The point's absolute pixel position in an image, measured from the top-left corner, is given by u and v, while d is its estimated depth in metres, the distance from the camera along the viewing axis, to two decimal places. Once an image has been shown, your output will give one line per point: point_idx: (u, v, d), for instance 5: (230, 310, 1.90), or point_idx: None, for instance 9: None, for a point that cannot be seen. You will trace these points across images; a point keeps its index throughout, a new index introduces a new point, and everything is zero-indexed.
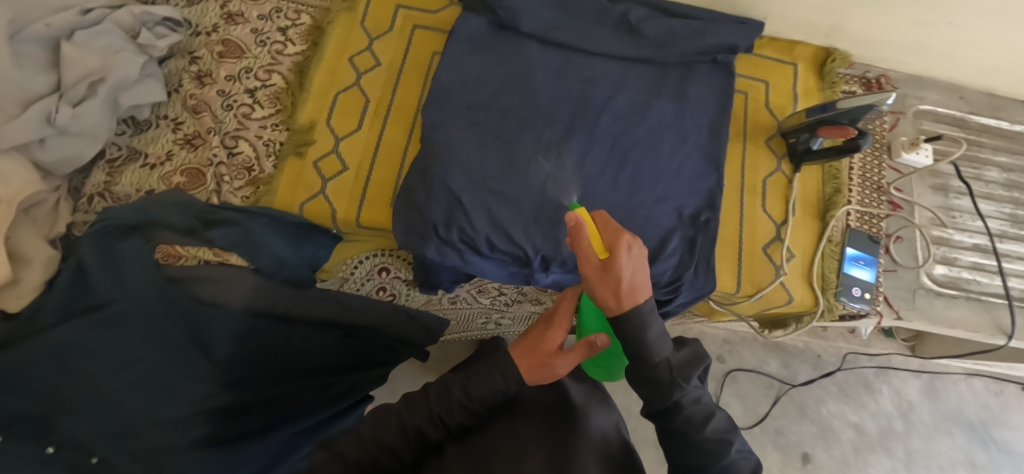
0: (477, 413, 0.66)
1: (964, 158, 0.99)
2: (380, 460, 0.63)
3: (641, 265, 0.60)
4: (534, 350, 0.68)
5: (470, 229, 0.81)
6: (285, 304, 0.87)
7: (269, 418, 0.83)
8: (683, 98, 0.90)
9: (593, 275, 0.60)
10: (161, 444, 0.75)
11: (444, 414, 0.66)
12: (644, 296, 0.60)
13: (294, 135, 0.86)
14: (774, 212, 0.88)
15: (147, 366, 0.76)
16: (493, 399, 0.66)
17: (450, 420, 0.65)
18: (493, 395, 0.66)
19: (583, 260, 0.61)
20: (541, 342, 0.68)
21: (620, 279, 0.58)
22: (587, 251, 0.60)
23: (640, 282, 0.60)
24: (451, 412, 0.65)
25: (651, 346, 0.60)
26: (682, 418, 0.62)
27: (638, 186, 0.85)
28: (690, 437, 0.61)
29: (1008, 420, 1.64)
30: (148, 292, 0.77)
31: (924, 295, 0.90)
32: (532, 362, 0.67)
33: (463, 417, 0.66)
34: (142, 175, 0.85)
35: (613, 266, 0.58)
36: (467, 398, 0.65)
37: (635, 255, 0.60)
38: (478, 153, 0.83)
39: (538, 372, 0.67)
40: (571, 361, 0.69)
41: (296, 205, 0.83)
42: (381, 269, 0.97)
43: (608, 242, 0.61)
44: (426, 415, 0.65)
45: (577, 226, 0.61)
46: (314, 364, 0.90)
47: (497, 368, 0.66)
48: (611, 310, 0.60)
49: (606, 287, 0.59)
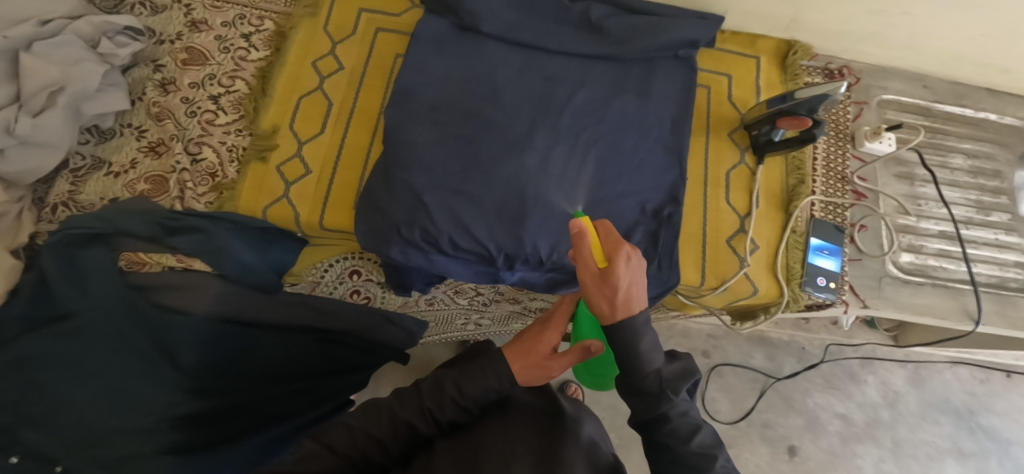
0: (468, 410, 0.67)
1: (929, 146, 0.99)
2: (368, 451, 0.64)
3: (638, 276, 0.62)
4: (530, 353, 0.74)
5: (433, 229, 0.81)
6: (253, 310, 0.86)
7: (240, 424, 0.84)
8: (646, 94, 0.90)
9: (591, 281, 0.62)
10: (127, 452, 0.75)
11: (436, 410, 0.67)
12: (638, 307, 0.61)
13: (257, 140, 0.86)
14: (738, 204, 0.88)
15: (111, 374, 0.76)
16: (485, 397, 0.68)
17: (441, 416, 0.67)
18: (485, 393, 0.68)
19: (582, 267, 0.63)
20: (538, 345, 0.75)
21: (616, 288, 0.60)
22: (587, 258, 0.62)
23: (635, 293, 0.61)
24: (442, 408, 0.67)
25: (641, 356, 0.61)
26: (668, 430, 0.62)
27: (602, 183, 0.85)
28: (675, 450, 0.62)
29: (993, 406, 1.64)
30: (112, 299, 0.78)
31: (890, 282, 0.90)
32: (528, 363, 0.73)
33: (453, 413, 0.67)
34: (106, 183, 0.85)
35: (610, 276, 0.60)
36: (459, 394, 0.67)
37: (633, 266, 0.61)
38: (441, 154, 0.84)
39: (532, 373, 0.73)
40: (563, 364, 0.76)
41: (259, 209, 0.83)
42: (353, 272, 0.99)
43: (608, 251, 0.63)
44: (417, 411, 0.67)
45: (579, 233, 0.63)
46: (287, 370, 0.90)
47: (489, 366, 0.69)
48: (606, 319, 0.62)
49: (601, 295, 0.61)
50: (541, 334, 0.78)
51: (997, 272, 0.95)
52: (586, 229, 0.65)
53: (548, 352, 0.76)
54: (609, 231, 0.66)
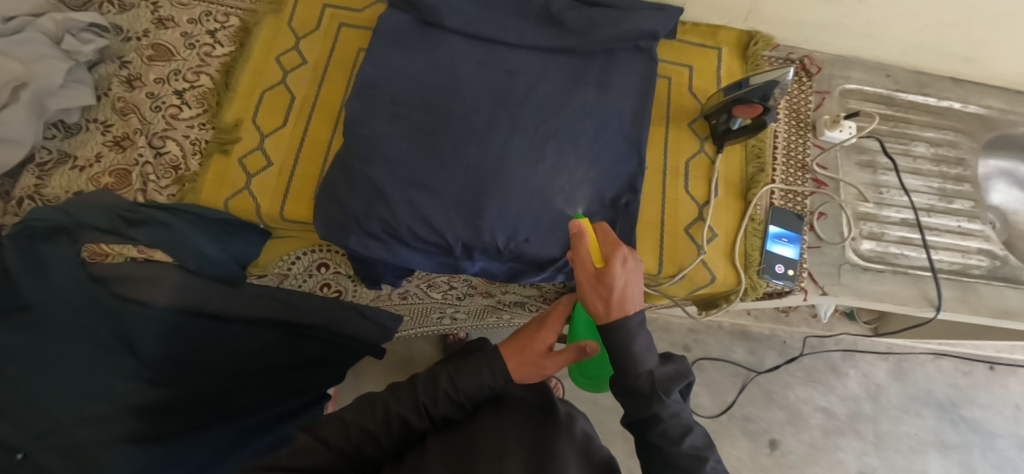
0: (463, 406, 0.68)
1: (892, 134, 1.00)
2: (363, 446, 0.65)
3: (633, 278, 0.66)
4: (525, 350, 0.73)
5: (391, 219, 0.82)
6: (217, 302, 0.89)
7: (206, 414, 0.87)
8: (605, 86, 0.89)
9: (588, 282, 0.67)
10: (87, 440, 0.75)
11: (429, 405, 0.67)
12: (633, 309, 0.65)
13: (218, 133, 0.87)
14: (696, 193, 0.89)
15: (72, 363, 0.77)
16: (479, 393, 0.68)
17: (435, 411, 0.67)
18: (479, 389, 0.68)
19: (580, 268, 0.68)
20: (533, 343, 0.74)
21: (611, 287, 0.65)
22: (585, 259, 0.68)
23: (629, 293, 0.65)
24: (436, 403, 0.67)
25: (634, 357, 0.65)
26: (659, 431, 0.64)
27: (562, 173, 0.84)
28: (665, 451, 0.64)
29: (976, 399, 1.64)
30: (73, 290, 0.79)
31: (849, 269, 0.90)
32: (522, 360, 0.72)
33: (448, 409, 0.67)
34: (71, 177, 0.87)
35: (606, 274, 0.65)
36: (453, 389, 0.67)
37: (628, 268, 0.66)
38: (401, 147, 0.84)
39: (527, 371, 0.72)
40: (558, 363, 0.74)
41: (220, 201, 0.85)
42: (320, 265, 0.97)
43: (606, 255, 0.69)
44: (411, 405, 0.67)
45: (578, 235, 0.69)
46: (254, 362, 0.94)
47: (485, 363, 0.69)
48: (601, 318, 0.66)
49: (596, 295, 0.66)
50: (537, 332, 0.77)
51: (959, 259, 0.95)
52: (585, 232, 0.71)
53: (543, 351, 0.74)
54: (608, 236, 0.72)
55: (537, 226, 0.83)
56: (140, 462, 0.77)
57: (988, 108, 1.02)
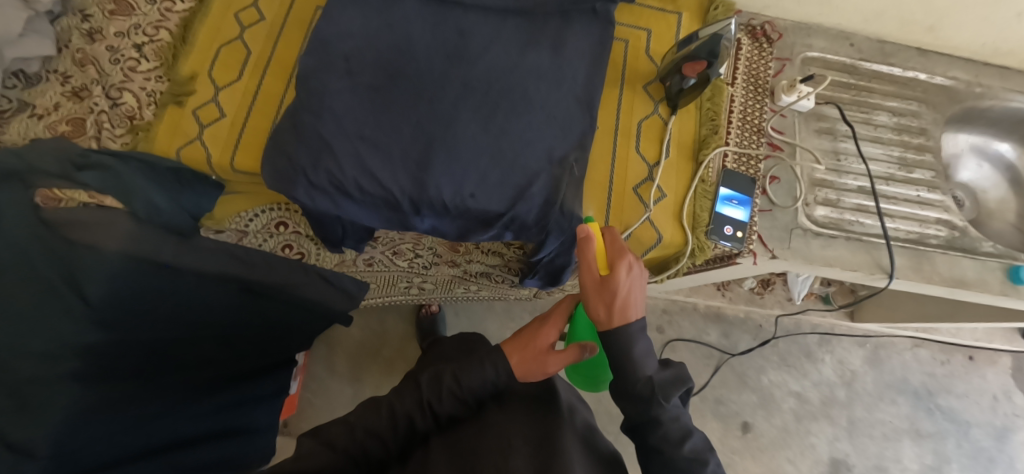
0: (465, 404, 0.74)
1: (853, 103, 0.98)
2: (368, 446, 0.71)
3: (637, 284, 0.71)
4: (527, 346, 0.77)
5: (336, 172, 0.81)
6: (170, 252, 0.91)
7: (158, 363, 0.92)
8: (560, 47, 0.87)
9: (593, 286, 0.71)
10: (29, 375, 0.80)
11: (434, 402, 0.73)
12: (634, 316, 0.70)
13: (173, 85, 0.88)
14: (647, 154, 0.89)
15: (19, 304, 0.82)
16: (482, 388, 0.74)
17: (439, 408, 0.73)
18: (482, 384, 0.73)
19: (585, 272, 0.72)
20: (536, 340, 0.77)
21: (615, 293, 0.69)
22: (591, 264, 0.72)
23: (631, 300, 0.70)
24: (440, 400, 0.73)
25: (634, 360, 0.69)
26: (659, 435, 0.68)
27: (512, 136, 0.83)
28: (667, 454, 0.67)
29: (953, 388, 1.62)
30: (22, 233, 0.83)
31: (800, 234, 0.88)
32: (524, 356, 0.75)
33: (451, 407, 0.73)
34: (29, 124, 0.89)
35: (611, 282, 0.69)
36: (456, 385, 0.73)
37: (632, 274, 0.70)
38: (351, 102, 0.83)
39: (528, 367, 0.75)
40: (560, 361, 0.76)
41: (173, 151, 0.85)
42: (279, 223, 0.99)
43: (611, 260, 0.73)
44: (415, 405, 0.73)
45: (586, 240, 0.72)
46: (212, 317, 0.98)
47: (487, 360, 0.74)
48: (603, 323, 0.70)
49: (600, 300, 0.70)
50: (539, 329, 0.81)
51: (916, 228, 0.93)
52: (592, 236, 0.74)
53: (545, 347, 0.77)
54: (614, 240, 0.75)
55: (482, 182, 0.82)
56: (86, 400, 0.82)
57: (954, 80, 1.00)
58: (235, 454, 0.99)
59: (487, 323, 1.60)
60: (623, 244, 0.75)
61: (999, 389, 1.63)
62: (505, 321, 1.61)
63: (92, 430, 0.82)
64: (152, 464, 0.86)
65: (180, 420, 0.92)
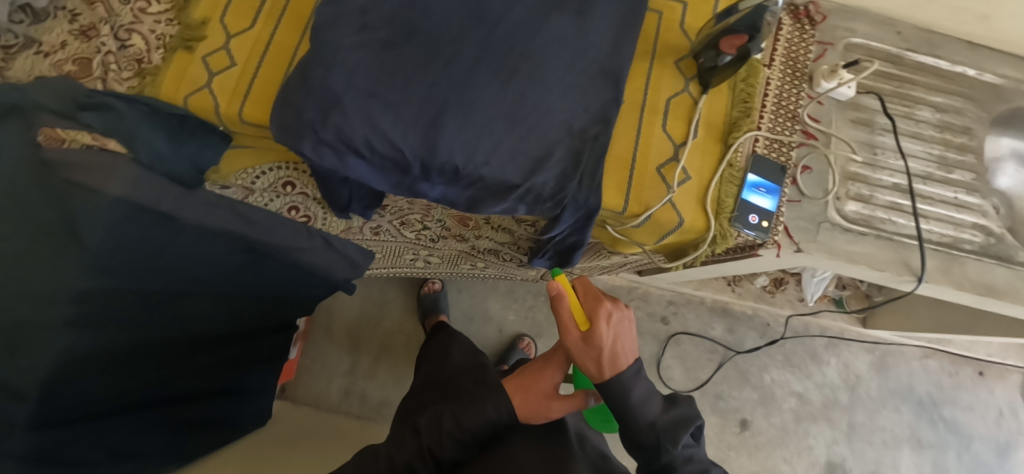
0: (467, 446, 0.89)
1: (894, 95, 0.93)
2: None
3: (618, 332, 0.81)
4: (529, 388, 0.89)
5: (347, 129, 0.78)
6: (170, 203, 0.87)
7: (152, 317, 0.92)
8: (586, 13, 0.84)
9: (579, 344, 0.81)
10: (25, 318, 0.81)
11: (435, 445, 0.88)
12: (623, 362, 0.80)
13: (185, 29, 0.84)
14: (675, 132, 0.84)
15: (18, 244, 0.81)
16: (480, 427, 0.88)
17: (440, 451, 0.88)
18: (481, 423, 0.88)
19: (568, 332, 0.82)
20: (539, 383, 0.89)
21: (600, 350, 0.80)
22: (570, 324, 0.82)
23: (617, 348, 0.80)
24: (441, 444, 0.88)
25: (634, 407, 0.80)
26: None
27: (532, 105, 0.80)
28: None
29: (958, 400, 1.59)
30: (22, 170, 0.81)
31: (828, 229, 0.85)
32: (527, 400, 0.88)
33: (453, 449, 0.88)
34: (35, 61, 0.86)
35: (593, 338, 0.80)
36: (457, 428, 0.88)
37: (612, 325, 0.80)
38: (366, 59, 0.80)
39: (532, 411, 0.88)
40: (561, 406, 0.87)
41: (179, 97, 0.81)
42: (287, 183, 0.95)
43: (589, 312, 0.82)
44: (416, 452, 0.88)
45: (560, 300, 0.82)
46: (209, 271, 0.96)
47: (487, 402, 0.89)
48: (596, 376, 0.81)
49: (589, 357, 0.81)
50: (544, 370, 0.90)
51: (951, 232, 0.88)
52: (567, 294, 0.83)
53: (549, 391, 0.88)
54: (589, 295, 0.84)
55: (496, 150, 0.79)
56: (78, 341, 0.84)
57: (1002, 78, 0.96)
58: (226, 410, 1.05)
59: (490, 302, 1.58)
60: (597, 296, 0.84)
61: (1005, 405, 1.59)
62: (508, 301, 1.58)
63: (88, 375, 0.85)
64: (147, 414, 0.92)
65: (177, 372, 0.97)
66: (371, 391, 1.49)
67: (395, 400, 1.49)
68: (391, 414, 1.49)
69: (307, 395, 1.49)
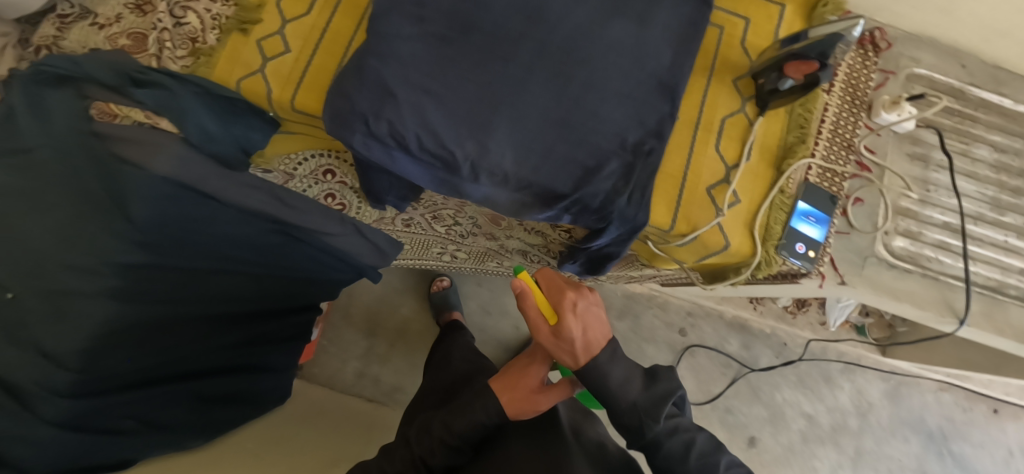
0: (461, 451, 0.88)
1: (954, 131, 0.91)
2: None
3: (586, 320, 0.81)
4: (517, 386, 0.86)
5: (399, 124, 0.78)
6: (214, 183, 0.86)
7: (183, 292, 0.90)
8: (647, 23, 0.83)
9: (551, 338, 0.81)
10: (69, 287, 0.81)
11: (427, 455, 0.87)
12: (597, 349, 0.80)
13: (241, 10, 0.84)
14: (727, 153, 0.83)
15: (62, 214, 0.81)
16: (470, 431, 0.86)
17: (432, 459, 0.87)
18: (471, 426, 0.86)
19: (537, 328, 0.81)
20: (525, 380, 0.86)
21: (572, 342, 0.80)
22: (538, 320, 0.81)
23: (589, 337, 0.80)
24: (432, 451, 0.87)
25: (613, 389, 0.80)
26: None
27: (586, 113, 0.80)
28: None
29: (969, 436, 1.58)
30: (72, 140, 0.80)
31: (874, 263, 0.84)
32: (513, 396, 0.85)
33: (444, 455, 0.87)
34: (89, 33, 0.84)
35: (563, 331, 0.79)
36: (447, 435, 0.87)
37: (578, 315, 0.80)
38: (424, 54, 0.80)
39: (519, 406, 0.85)
40: (548, 398, 0.86)
41: (233, 81, 0.81)
42: (326, 171, 0.96)
43: (554, 305, 0.81)
44: (408, 460, 0.87)
45: (525, 297, 0.81)
46: (242, 248, 0.94)
47: (475, 405, 0.86)
48: (573, 366, 0.81)
49: (563, 350, 0.81)
50: (527, 368, 0.88)
51: (997, 276, 0.87)
52: (531, 290, 0.82)
53: (535, 386, 0.86)
54: (551, 288, 0.83)
55: (546, 158, 0.79)
56: (116, 316, 0.84)
57: None
58: (249, 385, 1.03)
59: (508, 298, 1.58)
60: (559, 287, 0.83)
61: (1015, 444, 1.59)
62: None
63: (123, 347, 0.85)
64: (181, 388, 0.92)
65: (207, 349, 0.95)
66: (385, 375, 1.50)
67: (408, 386, 1.49)
68: (403, 401, 1.49)
69: (321, 374, 1.49)
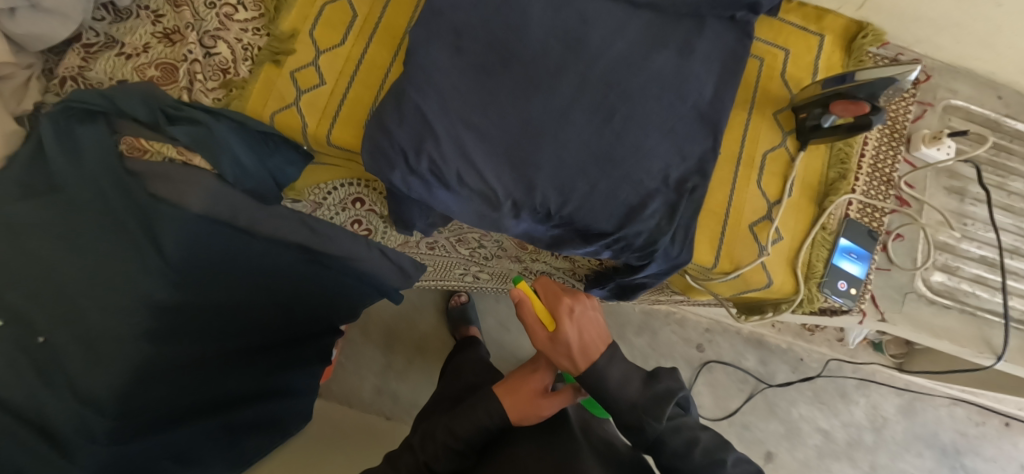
0: (466, 455, 0.87)
1: (990, 163, 0.91)
2: None
3: (582, 324, 0.83)
4: (518, 390, 0.89)
5: (440, 161, 0.77)
6: (247, 217, 0.84)
7: (213, 327, 0.85)
8: (688, 53, 0.80)
9: (548, 343, 0.84)
10: (116, 332, 0.77)
11: (431, 460, 0.85)
12: (594, 352, 0.81)
13: (273, 41, 0.81)
14: (769, 190, 0.82)
15: (95, 254, 0.77)
16: (473, 435, 0.86)
17: (437, 465, 0.85)
18: (474, 428, 0.86)
19: (535, 333, 0.85)
20: (526, 384, 0.89)
21: (568, 345, 0.82)
22: (535, 325, 0.85)
23: (585, 340, 0.82)
24: (436, 456, 0.85)
25: (613, 391, 0.79)
26: None
27: (628, 148, 0.78)
28: None
29: (982, 451, 1.58)
30: (105, 178, 0.77)
31: (914, 299, 0.85)
32: (515, 399, 0.87)
33: (449, 460, 0.86)
34: (116, 63, 0.82)
35: (558, 334, 0.82)
36: (451, 438, 0.86)
37: (574, 319, 0.83)
38: (461, 85, 0.78)
39: (521, 410, 0.87)
40: (550, 403, 0.87)
41: (266, 114, 0.80)
42: (356, 200, 0.96)
43: (552, 311, 0.85)
44: (413, 466, 0.85)
45: (521, 303, 0.86)
46: (273, 277, 0.90)
47: (476, 408, 0.87)
48: (572, 370, 0.83)
49: (560, 354, 0.83)
50: (532, 374, 0.92)
51: None
52: (527, 297, 0.87)
53: (537, 391, 0.89)
54: (548, 295, 0.87)
55: (590, 194, 0.77)
56: (153, 360, 0.80)
57: None
58: (272, 412, 0.98)
59: None
60: (556, 294, 0.87)
61: None
62: None
63: (158, 385, 0.81)
64: (209, 423, 0.87)
65: (234, 379, 0.90)
66: (403, 390, 1.47)
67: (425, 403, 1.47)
68: None
69: (341, 391, 1.48)
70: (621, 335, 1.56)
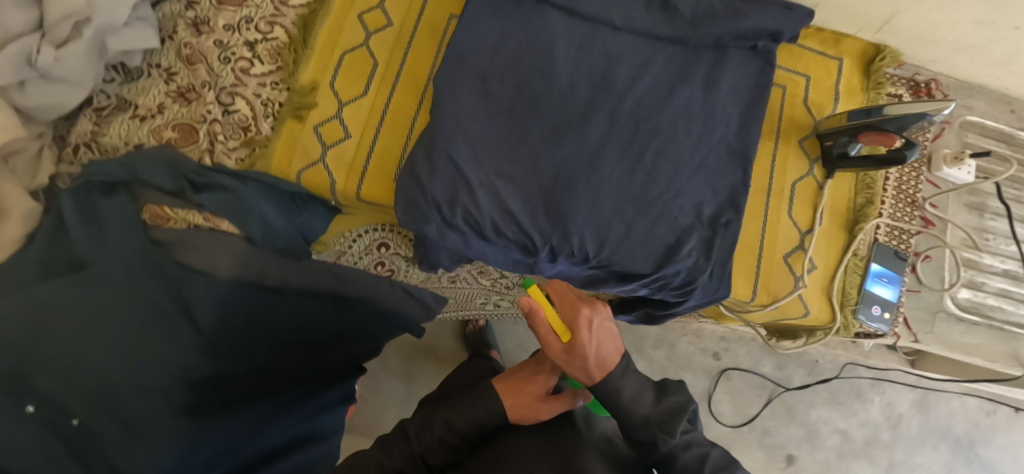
0: (461, 450, 0.80)
1: (1009, 178, 0.92)
2: None
3: (601, 336, 0.78)
4: (521, 392, 0.83)
5: (475, 211, 0.76)
6: (275, 274, 0.85)
7: (246, 389, 0.84)
8: (714, 87, 0.80)
9: (562, 356, 0.77)
10: (144, 412, 0.74)
11: (426, 454, 0.78)
12: (610, 366, 0.77)
13: (294, 95, 0.79)
14: (800, 219, 0.83)
15: (118, 327, 0.74)
16: (471, 430, 0.80)
17: (432, 459, 0.78)
18: (472, 423, 0.80)
19: (548, 344, 0.78)
20: (530, 387, 0.83)
21: (586, 358, 0.76)
22: (550, 336, 0.78)
23: (602, 353, 0.77)
24: (432, 449, 0.78)
25: (626, 405, 0.76)
26: None
27: (661, 187, 0.77)
28: None
29: (994, 440, 1.62)
30: (131, 249, 0.76)
31: (944, 318, 0.89)
32: (516, 400, 0.82)
33: (445, 455, 0.79)
34: (131, 127, 0.80)
35: (576, 347, 0.76)
36: (448, 431, 0.79)
37: (593, 332, 0.77)
38: (490, 131, 0.77)
39: (521, 411, 0.81)
40: (552, 408, 0.82)
41: (292, 173, 0.79)
42: (381, 244, 0.95)
43: (569, 322, 0.78)
44: (406, 459, 0.77)
45: (534, 313, 0.77)
46: (301, 329, 0.89)
47: (477, 403, 0.82)
48: (585, 381, 0.78)
49: (575, 367, 0.77)
50: (534, 377, 0.86)
51: None
52: (541, 307, 0.79)
53: (540, 394, 0.83)
54: (564, 303, 0.80)
55: (627, 236, 0.76)
56: (188, 439, 0.76)
57: None
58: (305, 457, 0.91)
59: None
60: (572, 303, 0.80)
61: None
62: None
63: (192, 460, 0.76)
64: None
65: (264, 439, 0.85)
66: None
67: None
68: None
69: (362, 424, 1.47)
70: (640, 350, 1.56)
